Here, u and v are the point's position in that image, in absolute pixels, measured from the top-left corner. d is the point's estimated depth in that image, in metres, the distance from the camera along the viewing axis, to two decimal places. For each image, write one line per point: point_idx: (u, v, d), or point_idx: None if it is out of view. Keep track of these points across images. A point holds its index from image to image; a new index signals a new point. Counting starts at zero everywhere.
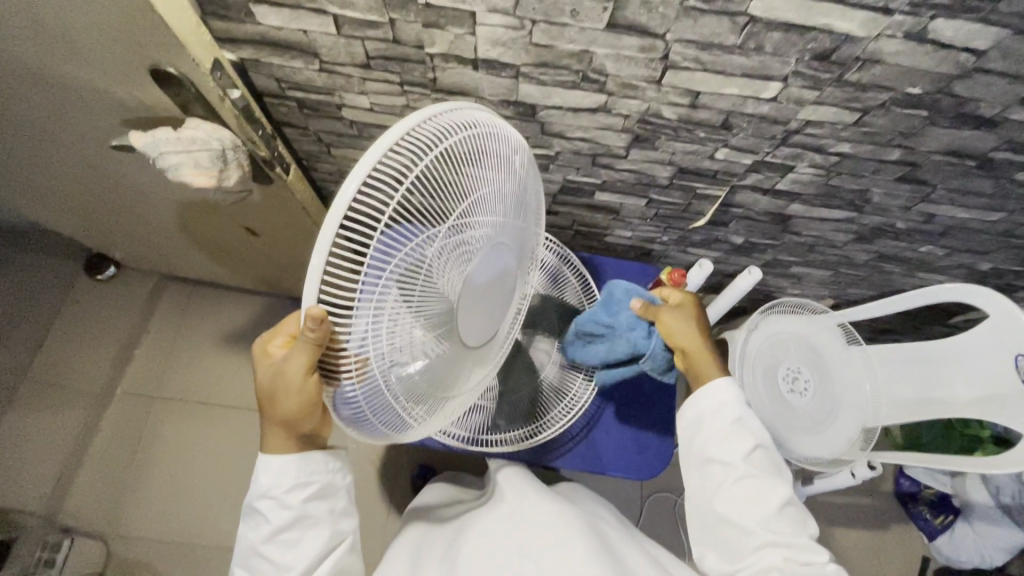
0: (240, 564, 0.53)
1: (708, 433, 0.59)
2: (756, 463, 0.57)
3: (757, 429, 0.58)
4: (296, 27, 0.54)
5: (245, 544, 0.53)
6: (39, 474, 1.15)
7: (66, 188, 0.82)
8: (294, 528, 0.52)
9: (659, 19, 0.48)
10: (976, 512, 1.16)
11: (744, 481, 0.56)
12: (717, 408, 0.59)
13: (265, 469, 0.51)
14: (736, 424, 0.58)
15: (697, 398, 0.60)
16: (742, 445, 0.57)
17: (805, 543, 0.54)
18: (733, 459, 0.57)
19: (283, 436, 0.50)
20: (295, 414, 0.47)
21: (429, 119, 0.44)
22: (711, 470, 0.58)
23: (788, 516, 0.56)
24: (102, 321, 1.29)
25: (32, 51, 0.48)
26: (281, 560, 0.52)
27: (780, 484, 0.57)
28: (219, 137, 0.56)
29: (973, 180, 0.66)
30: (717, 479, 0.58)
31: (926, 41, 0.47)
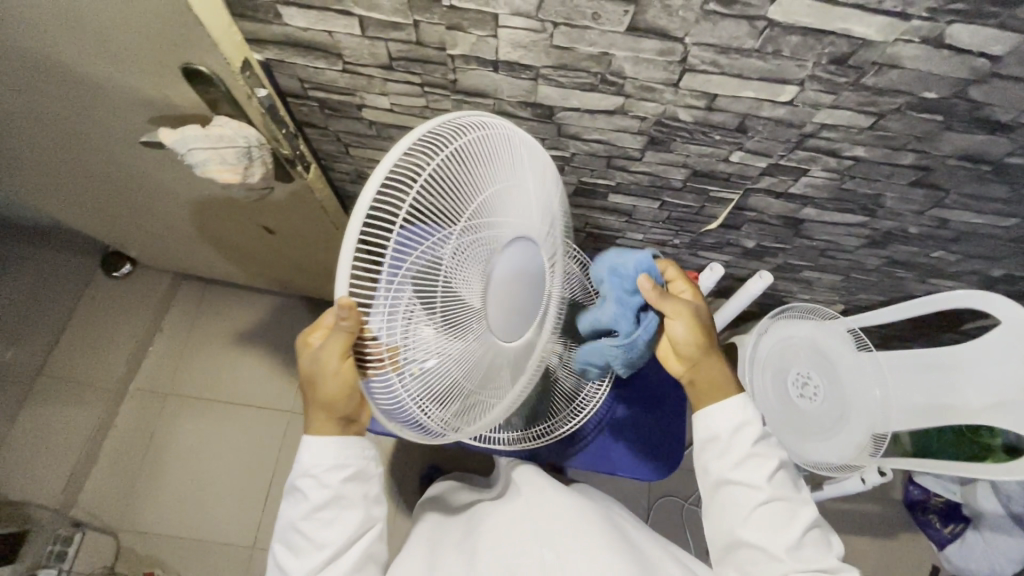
0: (278, 538, 0.54)
1: (727, 457, 0.58)
2: (778, 485, 0.57)
3: (773, 451, 0.59)
4: (322, 28, 0.55)
5: (282, 520, 0.54)
6: (52, 468, 1.15)
7: (89, 184, 0.83)
8: (331, 507, 0.52)
9: (679, 22, 0.49)
10: (987, 521, 1.14)
11: (769, 504, 0.56)
12: (735, 429, 0.58)
13: (307, 447, 0.52)
14: (756, 447, 0.58)
15: (711, 416, 0.59)
16: (763, 467, 0.57)
17: (831, 566, 0.55)
18: (756, 482, 0.57)
19: (326, 422, 0.51)
20: (336, 400, 0.48)
21: (442, 125, 0.47)
22: (733, 494, 0.58)
23: (813, 538, 0.56)
24: (116, 317, 1.30)
25: (69, 48, 0.50)
26: (314, 539, 0.52)
27: (801, 502, 0.58)
28: (245, 134, 0.58)
29: (987, 185, 0.66)
30: (740, 506, 0.57)
31: (943, 46, 0.48)
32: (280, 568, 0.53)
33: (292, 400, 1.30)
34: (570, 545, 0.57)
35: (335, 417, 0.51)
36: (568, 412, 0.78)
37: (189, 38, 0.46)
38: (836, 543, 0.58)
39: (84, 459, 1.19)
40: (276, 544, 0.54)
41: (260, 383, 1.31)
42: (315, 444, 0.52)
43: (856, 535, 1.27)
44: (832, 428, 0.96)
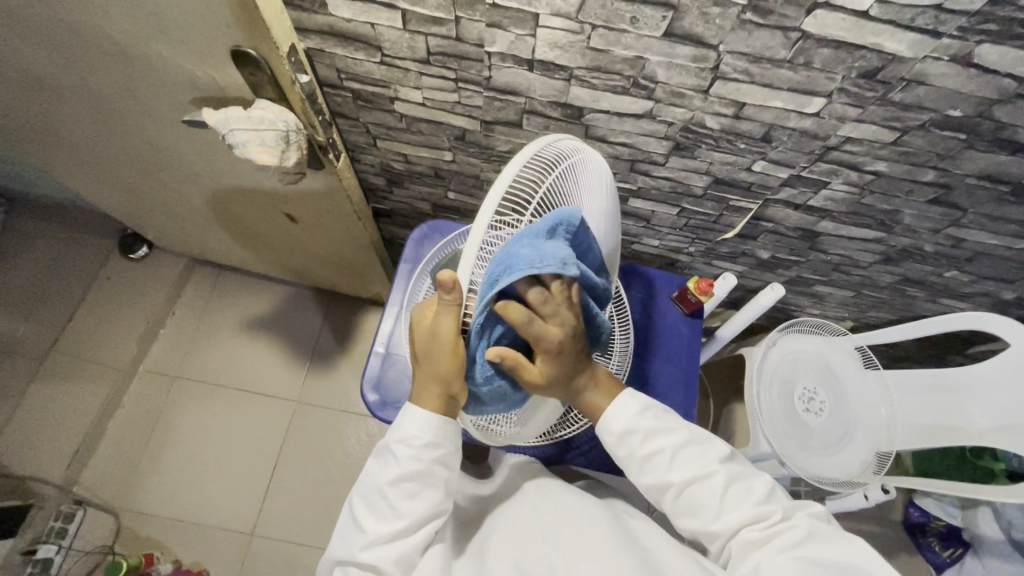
0: (359, 495, 0.54)
1: (636, 471, 0.57)
2: (683, 468, 0.56)
3: (663, 436, 0.57)
4: (365, 20, 0.57)
5: (369, 481, 0.54)
6: (59, 443, 1.16)
7: (118, 163, 0.85)
8: (419, 479, 0.53)
9: (715, 30, 0.50)
10: (987, 547, 1.14)
11: (685, 491, 0.55)
12: (627, 434, 0.57)
13: (411, 415, 0.53)
14: (647, 446, 0.56)
15: (604, 432, 0.58)
16: (663, 461, 0.56)
17: (760, 510, 0.53)
18: (671, 476, 0.55)
19: (434, 396, 0.52)
20: (450, 378, 0.50)
21: (554, 144, 0.53)
22: (661, 498, 0.57)
23: (739, 490, 0.55)
24: (130, 297, 1.31)
25: (122, 24, 0.51)
26: (397, 508, 0.52)
27: (713, 465, 0.55)
28: (286, 118, 0.59)
29: (1004, 206, 0.67)
30: (670, 506, 0.56)
31: (971, 65, 0.49)
32: (357, 524, 0.53)
33: (300, 389, 1.31)
34: (585, 541, 0.55)
35: (444, 393, 0.52)
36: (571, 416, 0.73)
37: (242, 20, 0.48)
38: (761, 483, 0.56)
39: (90, 436, 1.19)
40: (357, 500, 0.54)
41: (268, 372, 1.31)
42: (419, 416, 0.53)
43: None
44: (837, 444, 0.94)
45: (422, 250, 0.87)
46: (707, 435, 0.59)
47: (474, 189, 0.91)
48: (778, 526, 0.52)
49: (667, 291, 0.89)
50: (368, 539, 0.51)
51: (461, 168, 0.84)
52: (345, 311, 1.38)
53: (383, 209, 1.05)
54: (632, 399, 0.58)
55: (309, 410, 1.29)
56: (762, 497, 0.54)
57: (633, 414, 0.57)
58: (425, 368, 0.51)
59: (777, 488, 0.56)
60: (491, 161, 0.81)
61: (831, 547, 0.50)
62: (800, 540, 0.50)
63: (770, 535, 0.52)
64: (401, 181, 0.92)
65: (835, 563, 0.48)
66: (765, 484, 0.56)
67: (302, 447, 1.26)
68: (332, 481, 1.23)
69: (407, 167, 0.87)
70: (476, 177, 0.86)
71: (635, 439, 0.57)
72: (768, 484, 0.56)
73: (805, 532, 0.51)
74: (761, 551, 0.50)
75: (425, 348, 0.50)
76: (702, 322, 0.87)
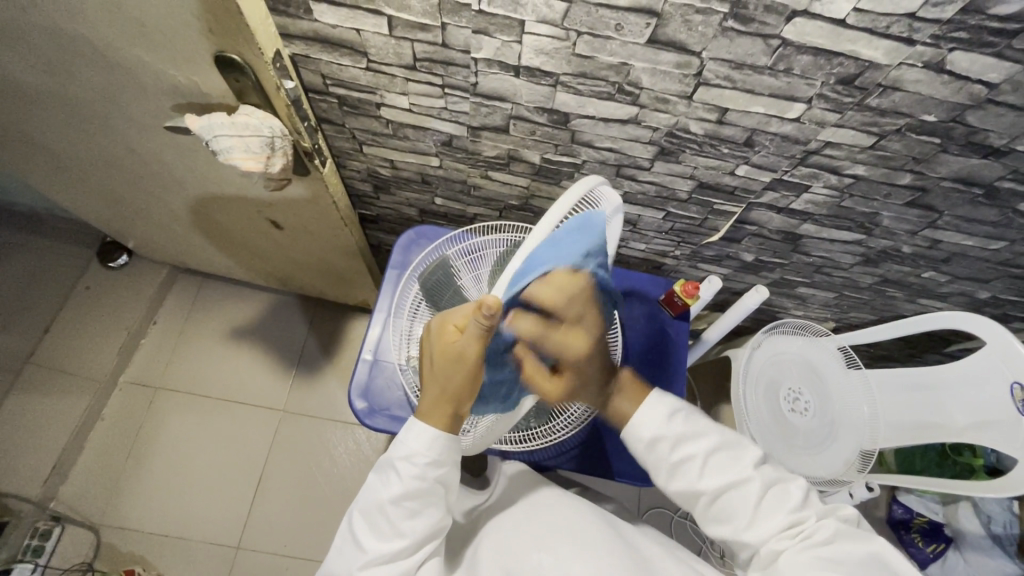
0: (359, 511, 0.53)
1: (666, 477, 0.58)
2: (715, 475, 0.56)
3: (693, 442, 0.57)
4: (350, 26, 0.57)
5: (369, 496, 0.53)
6: (37, 456, 1.13)
7: (96, 169, 0.83)
8: (419, 497, 0.52)
9: (697, 37, 0.51)
10: (968, 541, 1.17)
11: (718, 498, 0.56)
12: (653, 438, 0.58)
13: (414, 430, 0.53)
14: (677, 452, 0.57)
15: (633, 435, 0.59)
16: (694, 468, 0.56)
17: (790, 517, 0.53)
18: (699, 484, 0.56)
19: (443, 413, 0.53)
20: (464, 390, 0.52)
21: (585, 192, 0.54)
22: (692, 504, 0.58)
23: (772, 496, 0.55)
24: (109, 306, 1.28)
25: (101, 28, 0.50)
26: (398, 527, 0.51)
27: (746, 470, 0.55)
28: (270, 124, 0.59)
29: (978, 208, 0.69)
30: (700, 511, 0.57)
31: (944, 71, 0.50)
32: (355, 539, 0.51)
33: (285, 399, 1.29)
34: (573, 538, 0.56)
35: (454, 410, 0.53)
36: (563, 422, 0.73)
37: (225, 26, 0.47)
38: (796, 486, 0.55)
39: (69, 449, 1.16)
40: (356, 514, 0.53)
41: (254, 381, 1.30)
42: (424, 432, 0.53)
43: None
44: (821, 441, 0.95)
45: (409, 256, 0.87)
46: (740, 439, 0.59)
47: (461, 195, 0.91)
48: (808, 528, 0.52)
49: (653, 294, 0.89)
50: (368, 558, 0.50)
51: (448, 173, 0.84)
52: (332, 318, 1.37)
53: (369, 216, 1.05)
54: (658, 405, 0.59)
55: (295, 419, 1.27)
56: (798, 502, 0.54)
57: (655, 421, 0.58)
58: (439, 383, 0.52)
59: (812, 491, 0.56)
60: (477, 166, 0.81)
61: (859, 547, 0.50)
62: (830, 541, 0.50)
63: (802, 538, 0.52)
64: (388, 187, 0.92)
65: (861, 562, 0.48)
66: (801, 487, 0.56)
67: (289, 458, 1.24)
68: (320, 492, 1.22)
69: (394, 173, 0.87)
70: (463, 182, 0.86)
71: (665, 445, 0.58)
72: (803, 488, 0.56)
73: (831, 533, 0.51)
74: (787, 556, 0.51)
75: (447, 365, 0.51)
76: (688, 324, 0.88)
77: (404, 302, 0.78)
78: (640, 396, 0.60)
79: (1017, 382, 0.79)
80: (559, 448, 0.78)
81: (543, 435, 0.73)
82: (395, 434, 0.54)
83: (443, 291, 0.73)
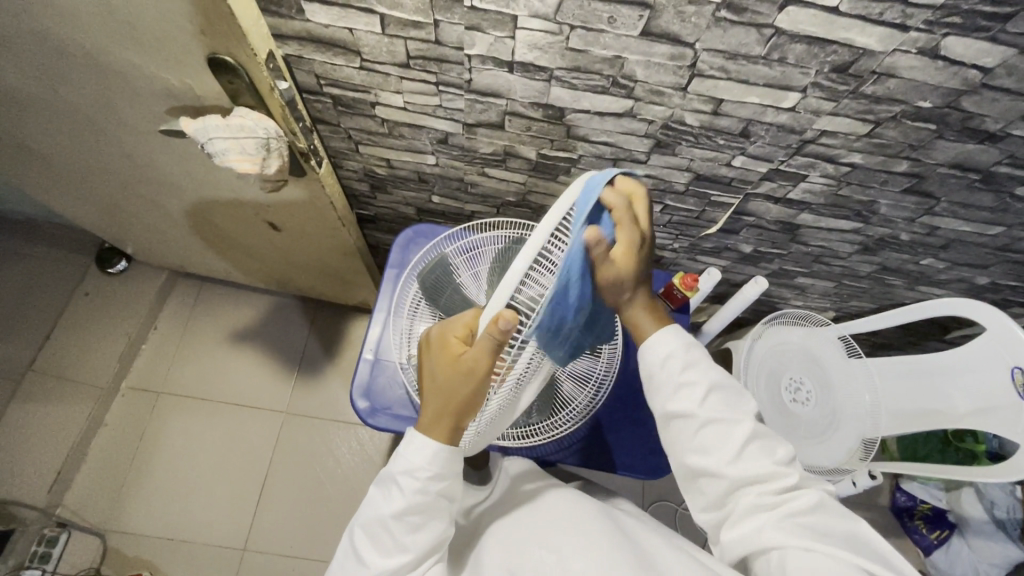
0: (361, 525, 0.52)
1: (662, 393, 0.57)
2: (712, 407, 0.55)
3: (700, 372, 0.57)
4: (343, 25, 0.57)
5: (371, 511, 0.53)
6: (42, 463, 1.13)
7: (92, 175, 0.83)
8: (421, 511, 0.52)
9: (691, 29, 0.51)
10: (972, 527, 1.17)
11: (706, 428, 0.55)
12: (663, 360, 0.58)
13: (416, 445, 0.52)
14: (683, 374, 0.57)
15: (649, 350, 0.58)
16: (694, 394, 0.55)
17: (773, 471, 0.53)
18: (692, 410, 0.55)
19: (444, 425, 0.52)
20: (466, 404, 0.52)
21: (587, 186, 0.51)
22: (675, 429, 0.56)
23: (761, 448, 0.54)
24: (109, 312, 1.28)
25: (93, 32, 0.50)
26: (400, 541, 0.51)
27: (743, 417, 0.55)
28: (265, 125, 0.59)
29: (975, 193, 0.69)
30: (683, 439, 0.56)
31: (938, 57, 0.50)
32: (357, 555, 0.51)
33: (288, 401, 1.29)
34: (575, 539, 0.55)
35: (455, 423, 0.52)
36: (566, 417, 0.73)
37: (217, 26, 0.47)
38: (786, 449, 0.55)
39: (73, 455, 1.16)
40: (358, 529, 0.52)
41: (256, 383, 1.30)
42: (426, 445, 0.52)
43: None
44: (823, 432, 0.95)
45: (408, 255, 0.87)
46: (743, 389, 0.58)
47: (459, 193, 0.91)
48: (789, 490, 0.52)
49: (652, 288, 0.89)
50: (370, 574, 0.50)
51: (445, 171, 0.84)
52: (332, 319, 1.37)
53: (367, 215, 1.05)
54: (676, 335, 0.59)
55: (298, 421, 1.27)
56: (785, 461, 0.54)
57: (676, 342, 0.58)
58: (442, 396, 0.52)
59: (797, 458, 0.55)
60: (474, 163, 0.81)
61: (837, 523, 0.51)
62: (809, 510, 0.51)
63: (783, 500, 0.52)
64: (385, 186, 0.92)
65: (840, 537, 0.50)
66: (788, 450, 0.55)
67: (293, 460, 1.24)
68: (324, 493, 1.22)
69: (391, 172, 0.87)
70: (460, 180, 0.86)
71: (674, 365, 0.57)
72: (789, 452, 0.55)
73: (812, 503, 0.52)
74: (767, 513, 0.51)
75: (452, 377, 0.51)
76: (688, 317, 0.88)
77: (404, 301, 0.78)
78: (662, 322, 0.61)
79: (1017, 367, 0.79)
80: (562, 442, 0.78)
81: (547, 430, 0.73)
82: (396, 447, 0.54)
83: (444, 289, 0.72)
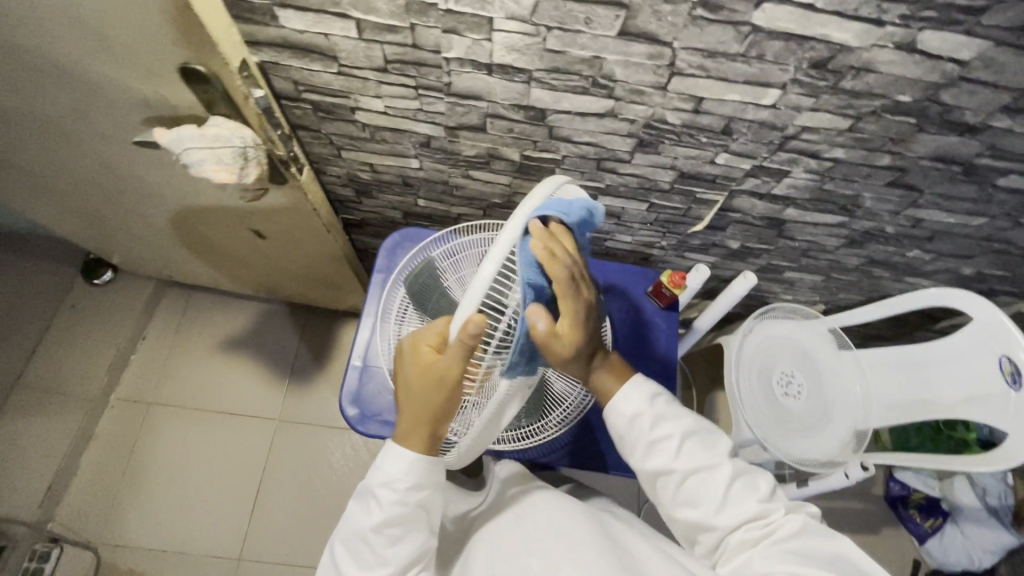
0: (341, 540, 0.53)
1: (639, 455, 0.58)
2: (689, 458, 0.56)
3: (671, 423, 0.58)
4: (318, 30, 0.56)
5: (350, 526, 0.53)
6: (31, 478, 1.12)
7: (72, 187, 0.82)
8: (400, 523, 0.52)
9: (668, 27, 0.51)
10: (965, 515, 1.19)
11: (687, 479, 0.56)
12: (635, 413, 0.58)
13: (394, 456, 0.53)
14: (656, 429, 0.58)
15: (613, 412, 0.59)
16: (670, 447, 0.57)
17: (757, 507, 0.54)
18: (671, 464, 0.56)
19: (421, 435, 0.52)
20: (440, 412, 0.52)
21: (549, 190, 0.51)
22: (661, 485, 0.57)
23: (741, 487, 0.55)
24: (96, 324, 1.26)
25: (62, 45, 0.49)
26: (379, 555, 0.51)
27: (719, 458, 0.56)
28: (241, 135, 0.58)
29: (958, 185, 0.69)
30: (669, 495, 0.57)
31: (915, 51, 0.50)
32: (338, 571, 0.51)
33: (280, 408, 1.28)
34: (562, 545, 0.55)
35: (431, 431, 0.53)
36: (558, 416, 0.73)
37: (186, 35, 0.46)
38: (765, 480, 0.56)
39: (64, 469, 1.15)
40: (338, 545, 0.52)
41: (247, 391, 1.29)
42: (403, 457, 0.52)
43: (843, 531, 1.28)
44: (815, 426, 0.96)
45: (395, 259, 0.87)
46: (713, 428, 0.60)
47: (444, 195, 0.90)
48: (776, 522, 0.53)
49: (641, 286, 0.89)
50: None
51: (429, 174, 0.84)
52: (322, 324, 1.36)
53: (354, 220, 1.04)
54: (641, 385, 0.60)
55: (290, 428, 1.27)
56: (766, 495, 0.55)
57: (641, 398, 0.59)
58: (418, 405, 0.52)
59: (780, 486, 0.57)
60: (458, 166, 0.80)
61: (826, 544, 0.51)
62: (797, 536, 0.52)
63: (770, 531, 0.52)
64: (369, 191, 0.91)
65: (829, 559, 0.50)
66: (769, 481, 0.57)
67: (286, 467, 1.23)
68: (318, 499, 1.21)
69: (375, 177, 0.86)
70: (445, 182, 0.86)
71: (645, 422, 0.59)
72: (771, 483, 0.57)
73: (799, 529, 0.52)
74: (757, 548, 0.52)
75: (427, 386, 0.51)
76: (677, 314, 0.88)
77: (391, 306, 0.77)
78: (625, 377, 0.61)
79: (1005, 356, 0.79)
80: (553, 443, 0.78)
81: (541, 431, 0.73)
82: (374, 460, 0.54)
83: (431, 294, 0.71)
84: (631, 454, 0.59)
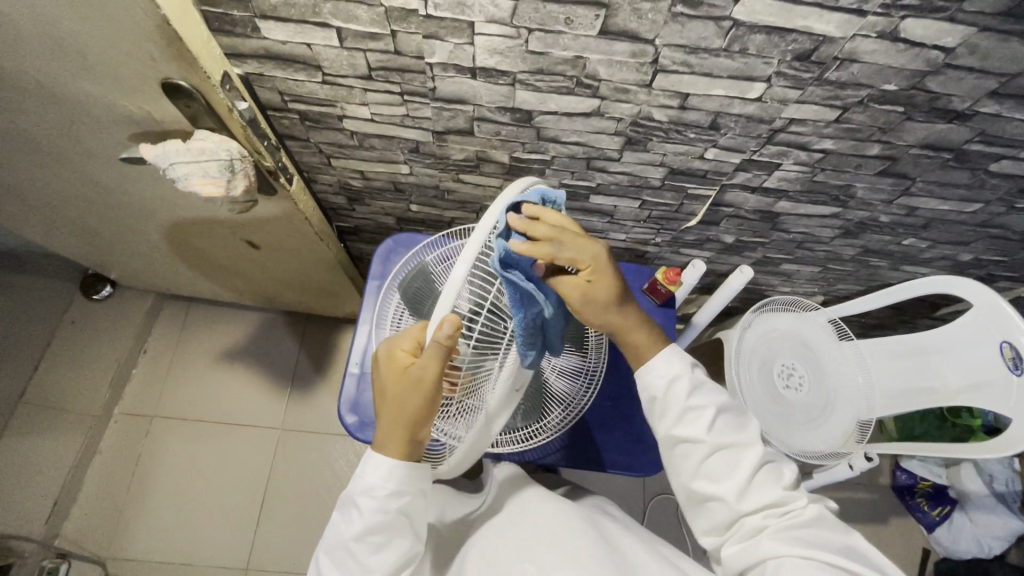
0: (325, 552, 0.53)
1: (671, 421, 0.57)
2: (720, 433, 0.56)
3: (707, 397, 0.57)
4: (300, 41, 0.56)
5: (334, 535, 0.53)
6: (37, 496, 1.12)
7: (64, 204, 0.82)
8: (383, 530, 0.52)
9: (648, 25, 0.50)
10: (973, 502, 1.17)
11: (714, 454, 0.55)
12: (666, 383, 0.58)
13: (373, 463, 0.52)
14: (691, 400, 0.57)
15: (648, 373, 0.59)
16: (702, 420, 0.56)
17: (780, 493, 0.54)
18: (701, 436, 0.55)
19: (398, 443, 0.52)
20: (418, 419, 0.51)
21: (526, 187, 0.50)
22: (681, 454, 0.57)
23: (765, 472, 0.55)
24: (96, 340, 1.27)
25: (44, 65, 0.50)
26: (364, 563, 0.51)
27: (748, 441, 0.56)
28: (227, 147, 0.58)
29: (950, 172, 0.69)
30: (690, 466, 0.56)
31: (898, 40, 0.50)
32: None
33: (282, 418, 1.28)
34: (558, 548, 0.55)
35: (410, 438, 0.52)
36: (557, 415, 0.73)
37: (165, 51, 0.47)
38: (790, 470, 0.57)
39: (69, 485, 1.15)
40: (323, 556, 0.53)
41: (247, 402, 1.29)
42: (381, 463, 0.52)
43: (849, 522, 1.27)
44: (818, 417, 0.95)
45: (389, 265, 0.87)
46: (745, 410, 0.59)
47: (436, 200, 0.90)
48: (794, 511, 0.53)
49: (636, 284, 0.89)
50: None
51: (420, 179, 0.84)
52: (322, 332, 1.36)
53: (348, 227, 1.04)
54: (676, 355, 0.60)
55: (292, 437, 1.27)
56: (789, 482, 0.55)
57: (681, 364, 0.59)
58: (395, 411, 0.51)
59: (802, 478, 0.57)
60: (448, 170, 0.80)
61: (839, 535, 0.52)
62: (812, 524, 0.52)
63: (788, 518, 0.53)
64: (362, 198, 0.92)
65: (842, 549, 0.51)
66: (792, 471, 0.57)
67: (290, 476, 1.23)
68: (323, 507, 1.21)
69: (366, 183, 0.86)
70: (436, 187, 0.86)
71: (679, 391, 0.58)
72: (794, 473, 0.57)
73: (814, 519, 0.53)
74: (773, 531, 0.52)
75: (403, 391, 0.50)
76: (674, 310, 0.88)
77: (385, 314, 0.77)
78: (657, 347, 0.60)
79: (1007, 341, 0.79)
80: (551, 443, 0.77)
81: (542, 432, 0.72)
82: (355, 468, 0.54)
83: (425, 300, 0.70)
84: (659, 415, 0.58)
